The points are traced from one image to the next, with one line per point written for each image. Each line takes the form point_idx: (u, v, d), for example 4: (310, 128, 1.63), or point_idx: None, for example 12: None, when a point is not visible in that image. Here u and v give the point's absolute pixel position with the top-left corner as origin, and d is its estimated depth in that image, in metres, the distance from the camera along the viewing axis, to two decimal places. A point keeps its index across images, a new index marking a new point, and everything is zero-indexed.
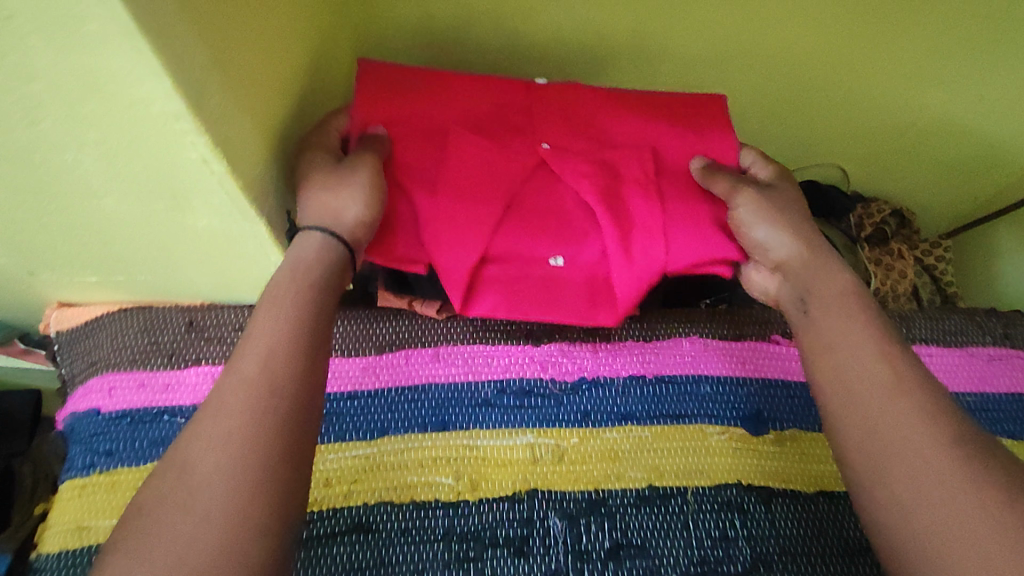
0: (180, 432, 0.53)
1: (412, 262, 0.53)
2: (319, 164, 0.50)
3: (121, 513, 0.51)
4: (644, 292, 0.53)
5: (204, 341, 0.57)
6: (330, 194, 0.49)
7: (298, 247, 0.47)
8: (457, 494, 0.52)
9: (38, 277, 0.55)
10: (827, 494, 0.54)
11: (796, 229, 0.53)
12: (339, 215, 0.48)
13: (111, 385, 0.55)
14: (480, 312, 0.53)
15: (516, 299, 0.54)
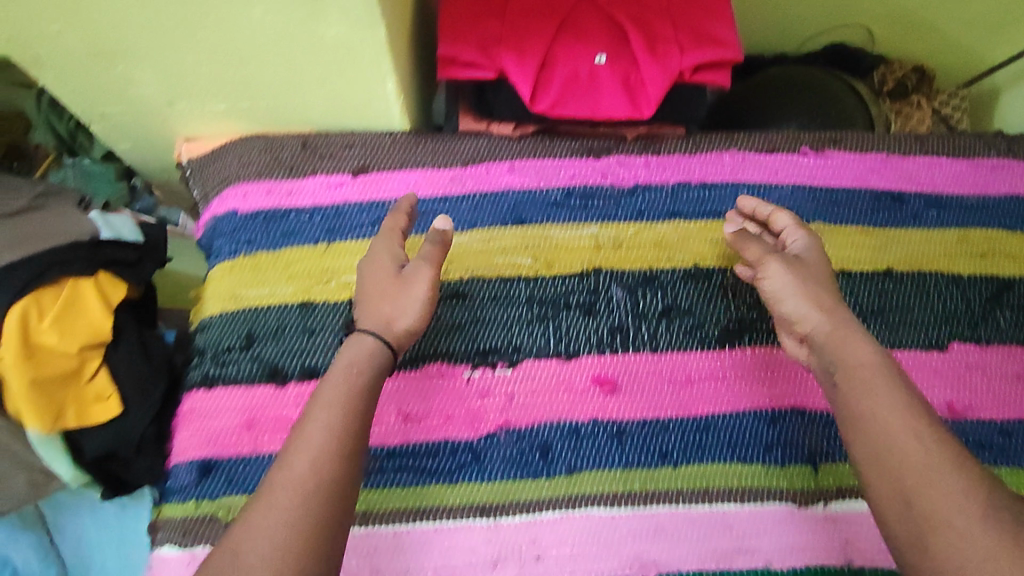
0: (306, 227, 0.64)
1: (480, 68, 0.64)
2: (381, 263, 0.54)
3: (265, 285, 0.63)
4: (669, 84, 0.63)
5: (318, 158, 0.66)
6: (390, 306, 0.52)
7: (354, 347, 0.50)
8: (535, 271, 0.63)
9: (176, 105, 0.66)
10: (847, 275, 0.64)
11: (829, 295, 0.51)
12: (392, 323, 0.51)
13: (243, 192, 0.66)
14: (540, 103, 0.63)
15: (566, 92, 0.63)
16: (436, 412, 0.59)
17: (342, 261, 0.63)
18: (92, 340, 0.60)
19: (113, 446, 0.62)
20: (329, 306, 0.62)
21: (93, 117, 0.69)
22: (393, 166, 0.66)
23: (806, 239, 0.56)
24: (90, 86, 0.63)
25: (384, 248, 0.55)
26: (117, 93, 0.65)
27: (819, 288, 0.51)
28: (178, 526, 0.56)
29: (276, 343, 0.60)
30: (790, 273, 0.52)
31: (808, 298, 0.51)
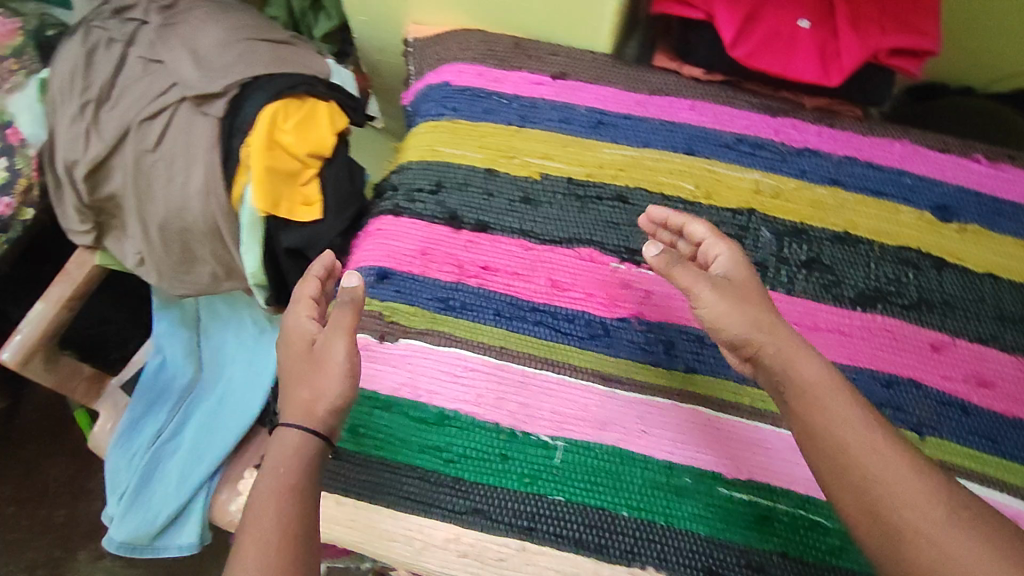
0: (503, 109, 0.74)
1: (693, 8, 0.71)
2: (295, 344, 0.56)
3: (459, 148, 0.72)
4: (863, 59, 0.68)
5: (526, 57, 0.76)
6: (310, 384, 0.53)
7: (276, 443, 0.51)
8: (695, 197, 0.70)
9: None
10: (993, 278, 0.66)
11: (753, 310, 0.53)
12: (312, 408, 0.52)
13: (459, 70, 0.76)
14: (740, 50, 0.69)
15: (765, 46, 0.69)
16: (579, 287, 0.66)
17: (528, 144, 0.72)
18: (317, 151, 0.72)
19: (306, 243, 0.72)
20: (509, 178, 0.71)
21: None
22: (589, 79, 0.75)
23: (726, 252, 0.58)
24: None
25: (297, 327, 0.56)
26: None
27: (732, 299, 0.53)
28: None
29: (461, 194, 0.70)
30: (721, 294, 0.53)
31: (730, 313, 0.53)
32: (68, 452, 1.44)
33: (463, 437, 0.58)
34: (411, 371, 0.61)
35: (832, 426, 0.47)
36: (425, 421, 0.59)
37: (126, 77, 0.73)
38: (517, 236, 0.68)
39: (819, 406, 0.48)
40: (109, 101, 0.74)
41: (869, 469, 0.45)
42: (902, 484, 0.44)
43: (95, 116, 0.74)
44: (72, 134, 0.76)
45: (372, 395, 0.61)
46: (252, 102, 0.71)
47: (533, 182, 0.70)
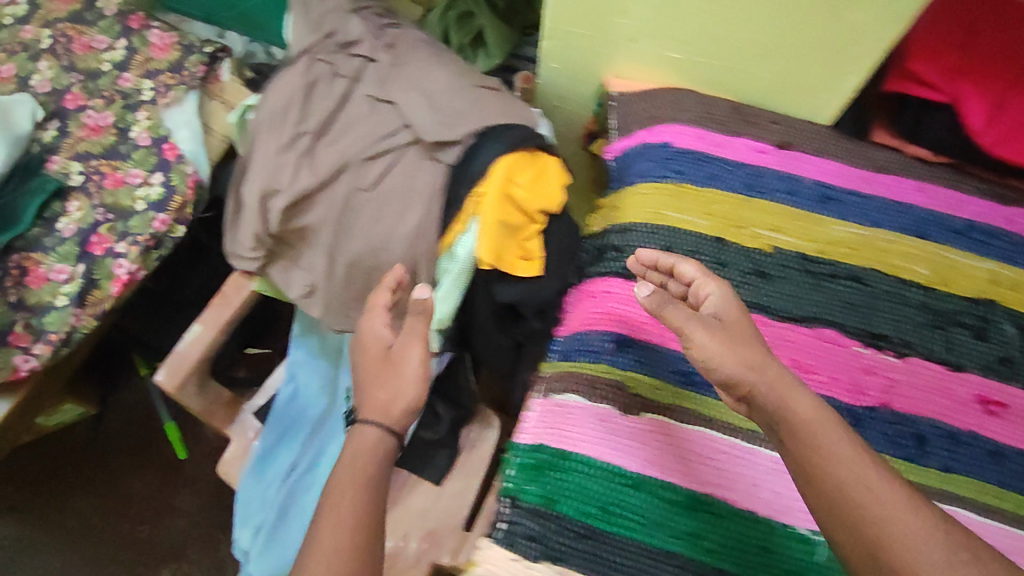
0: (728, 176, 0.72)
1: (934, 90, 0.70)
2: (373, 348, 0.68)
3: (684, 213, 0.70)
4: None
5: (747, 122, 0.74)
6: (380, 382, 0.65)
7: (357, 438, 0.62)
8: (931, 283, 0.68)
9: (635, 43, 0.75)
10: None
11: (748, 352, 0.53)
12: (389, 407, 0.64)
13: (677, 131, 0.74)
14: (984, 138, 0.68)
15: (1014, 136, 0.67)
16: (824, 370, 0.65)
17: (757, 214, 0.71)
18: (546, 207, 0.70)
19: (524, 299, 0.71)
20: (741, 249, 0.69)
21: (555, 33, 0.79)
22: (813, 151, 0.73)
23: (718, 292, 0.58)
24: (586, 9, 0.73)
25: (373, 332, 0.69)
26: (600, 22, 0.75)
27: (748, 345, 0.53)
28: (587, 380, 0.65)
29: (693, 262, 0.68)
30: (714, 336, 0.54)
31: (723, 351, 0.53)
32: (155, 466, 1.41)
33: (721, 526, 0.58)
34: (659, 451, 0.61)
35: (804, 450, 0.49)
36: (679, 506, 0.59)
37: (352, 112, 0.72)
38: (755, 311, 0.67)
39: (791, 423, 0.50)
40: (328, 135, 0.73)
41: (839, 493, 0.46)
42: (897, 523, 0.43)
43: (310, 149, 0.73)
44: (276, 165, 0.73)
45: (623, 473, 0.60)
46: (485, 153, 0.69)
47: (765, 255, 0.69)
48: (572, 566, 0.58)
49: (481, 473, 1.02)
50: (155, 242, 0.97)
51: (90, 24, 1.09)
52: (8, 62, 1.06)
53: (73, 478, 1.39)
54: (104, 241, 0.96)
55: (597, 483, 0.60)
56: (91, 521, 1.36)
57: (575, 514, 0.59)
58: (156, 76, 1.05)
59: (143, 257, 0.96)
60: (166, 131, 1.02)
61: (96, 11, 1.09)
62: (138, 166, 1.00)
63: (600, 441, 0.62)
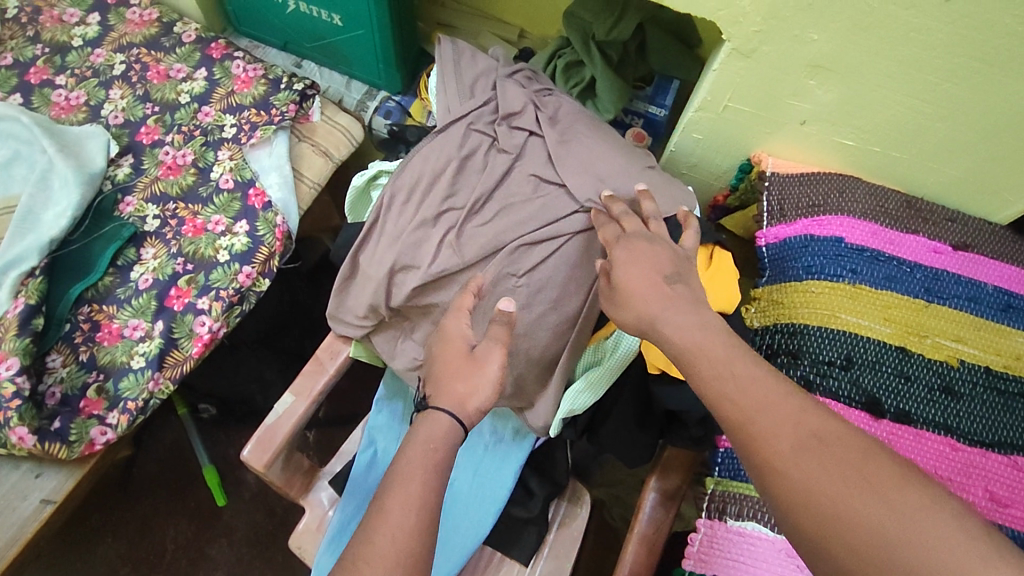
0: (906, 277, 0.68)
1: None
2: (455, 343, 0.62)
3: (864, 317, 0.65)
4: None
5: (921, 219, 0.71)
6: (463, 378, 0.59)
7: (429, 425, 0.58)
8: None
9: (804, 126, 0.71)
10: None
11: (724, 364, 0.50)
12: (465, 403, 0.59)
13: (848, 224, 0.71)
14: None
15: None
16: (1022, 504, 0.59)
17: (940, 322, 0.66)
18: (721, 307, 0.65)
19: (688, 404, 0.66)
20: (925, 362, 0.64)
21: (709, 108, 0.74)
22: (992, 255, 0.69)
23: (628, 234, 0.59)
24: (758, 89, 0.69)
25: (457, 329, 0.62)
26: (768, 102, 0.70)
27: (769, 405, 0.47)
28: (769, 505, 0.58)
29: (876, 373, 0.63)
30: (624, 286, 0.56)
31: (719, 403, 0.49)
32: (189, 512, 1.26)
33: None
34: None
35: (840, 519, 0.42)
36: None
37: (510, 190, 0.69)
38: (943, 432, 0.61)
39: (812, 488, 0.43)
40: (481, 211, 0.68)
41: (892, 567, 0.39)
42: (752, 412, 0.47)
43: (460, 226, 0.67)
44: (417, 238, 0.68)
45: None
46: None
47: (951, 368, 0.64)
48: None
49: (571, 554, 0.92)
50: (238, 297, 0.89)
51: (167, 50, 1.02)
52: (77, 88, 0.99)
53: (99, 522, 1.24)
54: (183, 295, 0.87)
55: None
56: (115, 570, 1.22)
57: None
58: (239, 111, 0.98)
59: (225, 313, 0.87)
60: (252, 174, 0.95)
61: (174, 36, 1.02)
62: (219, 212, 0.93)
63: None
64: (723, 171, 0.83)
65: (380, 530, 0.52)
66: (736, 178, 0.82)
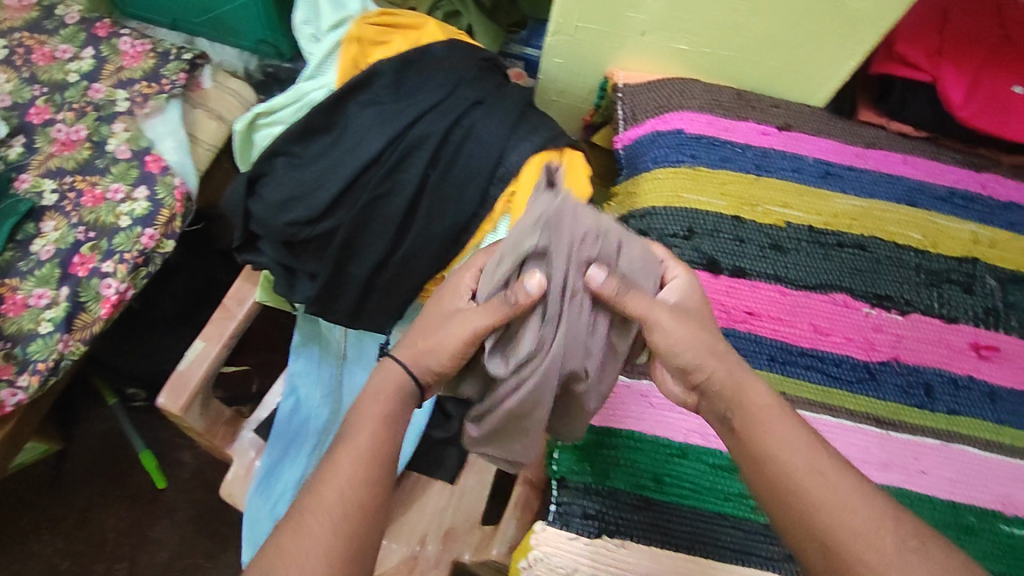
0: (738, 157, 0.77)
1: (920, 73, 0.78)
2: (445, 297, 0.59)
3: (703, 194, 0.74)
4: None
5: (750, 108, 0.80)
6: (450, 328, 0.57)
7: (382, 374, 0.62)
8: (924, 245, 0.74)
9: (643, 37, 0.80)
10: None
11: (706, 337, 0.54)
12: (423, 359, 0.60)
13: (688, 118, 0.79)
14: (966, 112, 0.76)
15: (987, 110, 0.76)
16: (840, 332, 0.69)
17: (769, 192, 0.75)
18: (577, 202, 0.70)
19: None
20: (756, 225, 0.73)
21: (561, 31, 0.82)
22: (811, 132, 0.79)
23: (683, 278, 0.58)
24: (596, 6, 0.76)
25: (456, 288, 0.59)
26: (608, 18, 0.78)
27: (751, 376, 0.54)
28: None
29: (714, 238, 0.72)
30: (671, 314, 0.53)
31: (704, 356, 0.53)
32: (128, 499, 1.26)
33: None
34: (699, 419, 0.63)
35: (773, 444, 0.50)
36: (725, 469, 0.61)
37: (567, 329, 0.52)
38: (773, 281, 0.70)
39: (771, 435, 0.50)
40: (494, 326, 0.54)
41: (794, 480, 0.48)
42: (778, 447, 0.49)
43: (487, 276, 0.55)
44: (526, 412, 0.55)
45: (670, 444, 0.62)
46: (517, 150, 0.70)
47: (778, 229, 0.73)
48: (632, 538, 0.58)
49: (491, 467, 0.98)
50: (144, 258, 0.92)
51: (50, 33, 1.03)
52: None
53: (34, 520, 1.24)
54: (88, 261, 0.90)
55: (647, 456, 0.62)
56: (56, 565, 1.22)
57: (629, 487, 0.60)
58: (131, 85, 1.00)
59: (131, 274, 0.91)
60: (147, 142, 0.97)
61: (57, 19, 1.04)
62: (118, 181, 0.95)
63: (643, 415, 0.63)
64: (588, 92, 0.92)
65: (327, 483, 0.55)
66: (599, 97, 0.91)
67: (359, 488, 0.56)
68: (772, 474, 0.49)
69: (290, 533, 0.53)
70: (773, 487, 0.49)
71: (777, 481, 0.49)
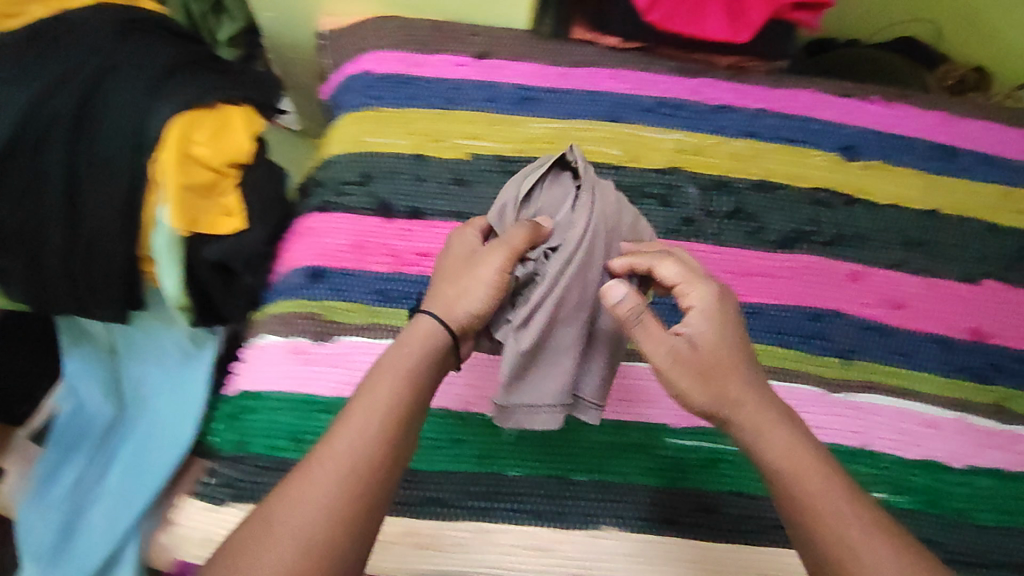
0: (428, 93, 0.72)
1: None
2: (456, 249, 0.52)
3: (385, 136, 0.71)
4: (765, 15, 0.70)
5: (445, 39, 0.75)
6: (453, 279, 0.49)
7: (412, 331, 0.47)
8: (622, 162, 0.71)
9: None
10: (927, 214, 0.72)
11: (739, 381, 0.46)
12: (454, 306, 0.48)
13: (378, 58, 0.74)
14: (657, 16, 0.71)
15: (679, 11, 0.71)
16: None
17: (457, 126, 0.71)
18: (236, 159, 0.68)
19: (228, 254, 0.69)
20: (438, 161, 0.70)
21: None
22: (511, 57, 0.74)
23: (702, 302, 0.48)
24: None
25: (464, 242, 0.52)
26: None
27: (768, 424, 0.45)
28: (281, 318, 0.64)
29: (391, 182, 0.69)
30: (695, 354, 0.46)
31: (715, 397, 0.45)
32: None
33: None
34: (351, 368, 0.62)
35: (804, 510, 0.42)
36: None
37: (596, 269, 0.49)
38: (452, 219, 0.68)
39: (798, 500, 0.42)
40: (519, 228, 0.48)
41: (841, 558, 0.40)
42: (819, 500, 0.42)
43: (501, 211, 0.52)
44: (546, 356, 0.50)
45: (314, 399, 0.61)
46: (159, 115, 0.65)
47: (464, 163, 0.70)
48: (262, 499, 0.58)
49: None
50: None
51: None
52: None
53: None
54: None
55: (289, 415, 0.61)
56: None
57: (266, 450, 0.60)
58: None
59: None
60: None
61: None
62: None
63: (292, 373, 0.62)
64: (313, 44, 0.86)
65: (337, 438, 0.42)
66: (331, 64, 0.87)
67: (396, 456, 0.42)
68: (801, 526, 0.42)
69: (285, 499, 0.40)
70: (799, 538, 0.42)
71: (838, 546, 0.41)
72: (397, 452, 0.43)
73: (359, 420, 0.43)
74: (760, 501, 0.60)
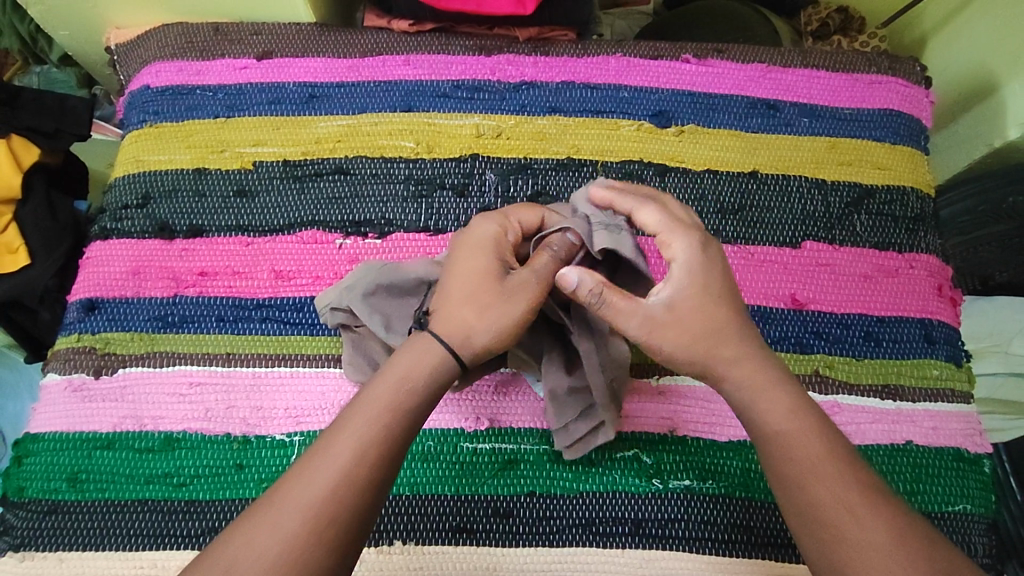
0: (209, 102, 0.69)
1: None
2: (482, 259, 0.48)
3: (165, 152, 0.68)
4: None
5: (227, 42, 0.71)
6: (475, 304, 0.46)
7: (413, 356, 0.45)
8: (416, 153, 0.67)
9: None
10: (746, 175, 0.67)
11: (714, 342, 0.46)
12: (464, 333, 0.46)
13: (157, 70, 0.71)
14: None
15: None
16: (305, 273, 0.63)
17: (239, 134, 0.68)
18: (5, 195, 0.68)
19: (17, 292, 0.69)
20: (220, 173, 0.67)
21: None
22: (297, 53, 0.70)
23: (684, 255, 0.47)
24: None
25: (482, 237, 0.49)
26: None
27: (769, 384, 0.46)
28: (61, 355, 0.62)
29: (169, 202, 0.66)
30: (656, 322, 0.46)
31: (704, 357, 0.46)
32: None
33: (192, 456, 0.59)
34: (132, 402, 0.60)
35: (798, 470, 0.43)
36: (154, 451, 0.59)
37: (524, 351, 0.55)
38: (233, 233, 0.65)
39: (796, 459, 0.44)
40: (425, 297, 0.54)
41: (822, 508, 0.42)
42: (811, 459, 0.43)
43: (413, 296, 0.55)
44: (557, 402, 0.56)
45: (93, 436, 0.59)
46: None
47: (246, 172, 0.67)
48: (36, 548, 0.57)
49: None
50: None
51: None
52: None
53: None
54: None
55: (66, 455, 0.59)
56: None
57: (41, 493, 0.58)
58: None
59: None
60: None
61: None
62: None
63: (69, 411, 0.60)
64: None
65: (315, 471, 0.41)
66: None
67: (363, 486, 0.42)
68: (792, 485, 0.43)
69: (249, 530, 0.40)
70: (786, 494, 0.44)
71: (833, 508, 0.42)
72: (379, 494, 0.42)
73: (351, 455, 0.42)
74: (558, 502, 0.57)
